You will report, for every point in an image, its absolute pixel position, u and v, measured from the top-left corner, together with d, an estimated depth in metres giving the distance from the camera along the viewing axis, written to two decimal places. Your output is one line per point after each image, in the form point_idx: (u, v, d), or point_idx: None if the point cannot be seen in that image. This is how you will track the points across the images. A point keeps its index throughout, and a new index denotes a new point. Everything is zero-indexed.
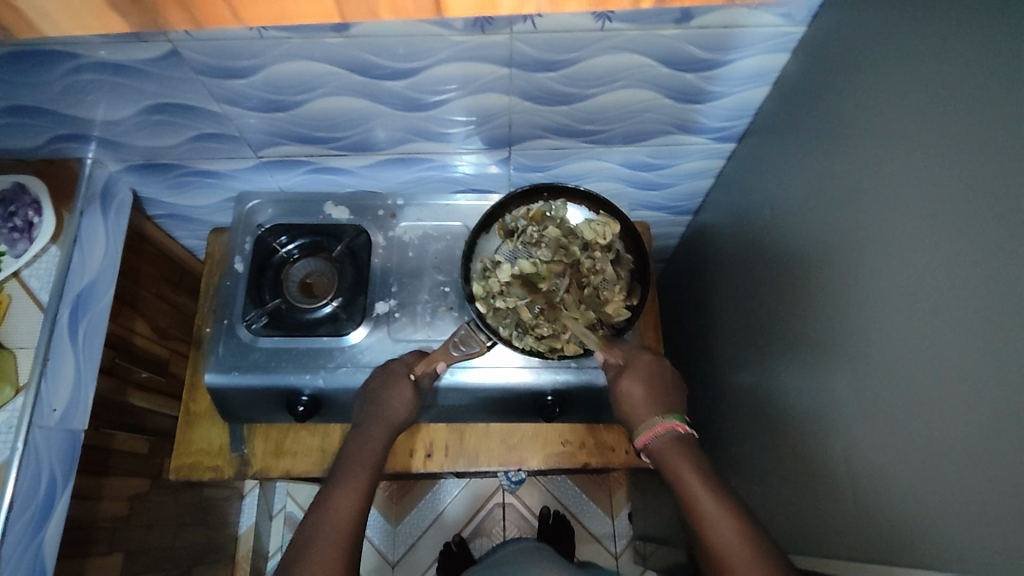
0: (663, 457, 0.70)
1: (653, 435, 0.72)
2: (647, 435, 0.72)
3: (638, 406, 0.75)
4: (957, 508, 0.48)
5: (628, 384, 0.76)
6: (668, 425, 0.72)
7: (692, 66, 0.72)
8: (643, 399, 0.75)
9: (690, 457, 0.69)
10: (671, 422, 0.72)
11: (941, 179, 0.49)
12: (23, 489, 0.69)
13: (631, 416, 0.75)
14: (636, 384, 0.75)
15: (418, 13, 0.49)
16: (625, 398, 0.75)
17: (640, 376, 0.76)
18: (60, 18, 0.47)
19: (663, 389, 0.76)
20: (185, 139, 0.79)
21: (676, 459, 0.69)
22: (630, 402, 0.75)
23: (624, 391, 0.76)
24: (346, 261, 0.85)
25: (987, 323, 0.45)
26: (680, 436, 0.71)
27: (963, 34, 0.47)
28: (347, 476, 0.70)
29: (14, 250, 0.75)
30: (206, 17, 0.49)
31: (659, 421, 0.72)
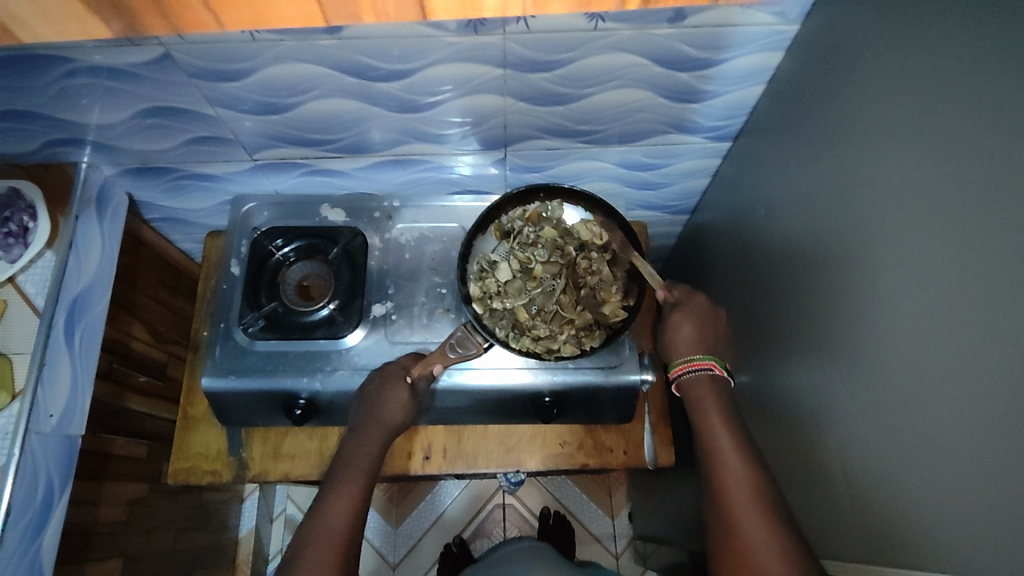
0: (695, 396, 0.70)
1: (690, 369, 0.72)
2: (685, 366, 0.72)
3: (685, 343, 0.74)
4: (953, 504, 0.48)
5: (679, 320, 0.74)
6: (708, 364, 0.71)
7: (687, 65, 0.71)
8: (691, 336, 0.74)
9: (721, 399, 0.69)
10: (711, 362, 0.72)
11: (936, 176, 0.49)
12: (20, 495, 0.69)
13: (673, 351, 0.74)
14: (685, 322, 0.74)
15: (399, 17, 0.48)
16: (673, 332, 0.74)
17: (692, 317, 0.74)
18: (48, 26, 0.45)
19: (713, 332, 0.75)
20: (180, 142, 0.79)
21: (706, 399, 0.70)
22: (676, 338, 0.74)
23: (672, 327, 0.74)
24: (342, 264, 0.84)
25: (983, 319, 0.45)
26: (718, 378, 0.71)
27: (957, 31, 0.47)
28: (342, 481, 0.69)
29: (9, 255, 0.75)
30: (185, 22, 0.46)
31: (699, 358, 0.72)
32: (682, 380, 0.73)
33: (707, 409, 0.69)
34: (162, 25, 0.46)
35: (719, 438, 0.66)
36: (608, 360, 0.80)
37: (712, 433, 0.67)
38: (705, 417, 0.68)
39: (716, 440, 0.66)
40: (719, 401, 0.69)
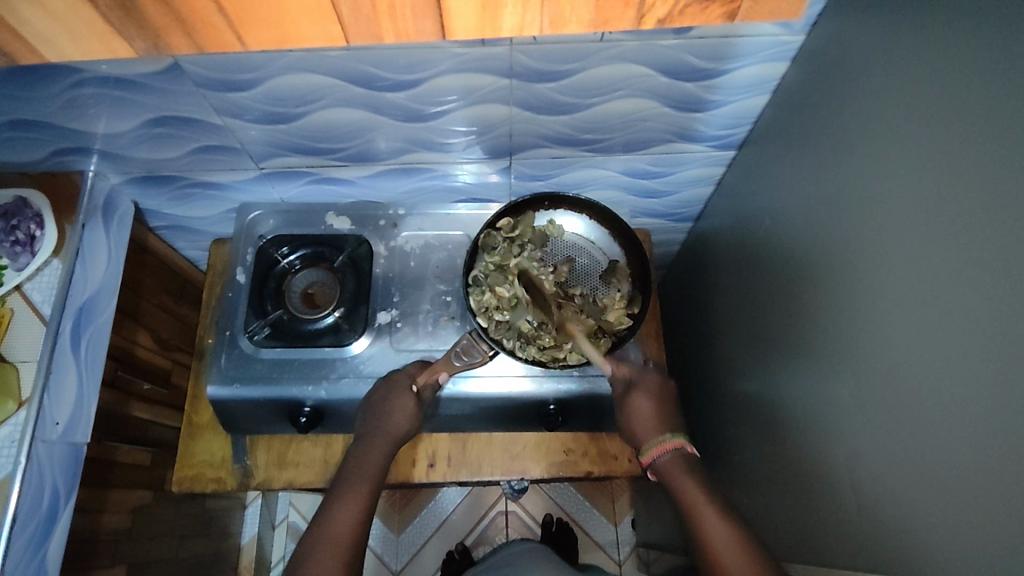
0: (671, 476, 0.71)
1: (659, 452, 0.73)
2: (656, 451, 0.74)
3: (644, 423, 0.76)
4: (953, 513, 0.48)
5: (636, 399, 0.77)
6: (676, 442, 0.73)
7: (692, 75, 0.72)
8: (651, 416, 0.76)
9: (697, 477, 0.70)
10: (678, 440, 0.74)
11: (936, 187, 0.50)
12: (25, 503, 0.69)
13: (638, 435, 0.76)
14: (644, 397, 0.76)
15: (420, 36, 0.51)
16: (632, 414, 0.76)
17: (647, 395, 0.77)
18: (71, 40, 0.49)
19: (670, 410, 0.77)
20: (186, 151, 0.79)
21: (682, 479, 0.70)
22: (638, 418, 0.76)
23: (632, 408, 0.76)
24: (347, 271, 0.85)
25: (982, 331, 0.45)
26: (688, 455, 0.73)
27: (963, 43, 0.48)
28: (347, 489, 0.69)
29: (16, 263, 0.75)
30: (210, 40, 0.50)
31: (666, 440, 0.74)
32: (658, 465, 0.74)
33: (689, 488, 0.69)
34: (185, 43, 0.50)
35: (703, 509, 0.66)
36: None
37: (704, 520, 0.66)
38: (689, 502, 0.68)
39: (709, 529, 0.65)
40: (695, 477, 0.70)
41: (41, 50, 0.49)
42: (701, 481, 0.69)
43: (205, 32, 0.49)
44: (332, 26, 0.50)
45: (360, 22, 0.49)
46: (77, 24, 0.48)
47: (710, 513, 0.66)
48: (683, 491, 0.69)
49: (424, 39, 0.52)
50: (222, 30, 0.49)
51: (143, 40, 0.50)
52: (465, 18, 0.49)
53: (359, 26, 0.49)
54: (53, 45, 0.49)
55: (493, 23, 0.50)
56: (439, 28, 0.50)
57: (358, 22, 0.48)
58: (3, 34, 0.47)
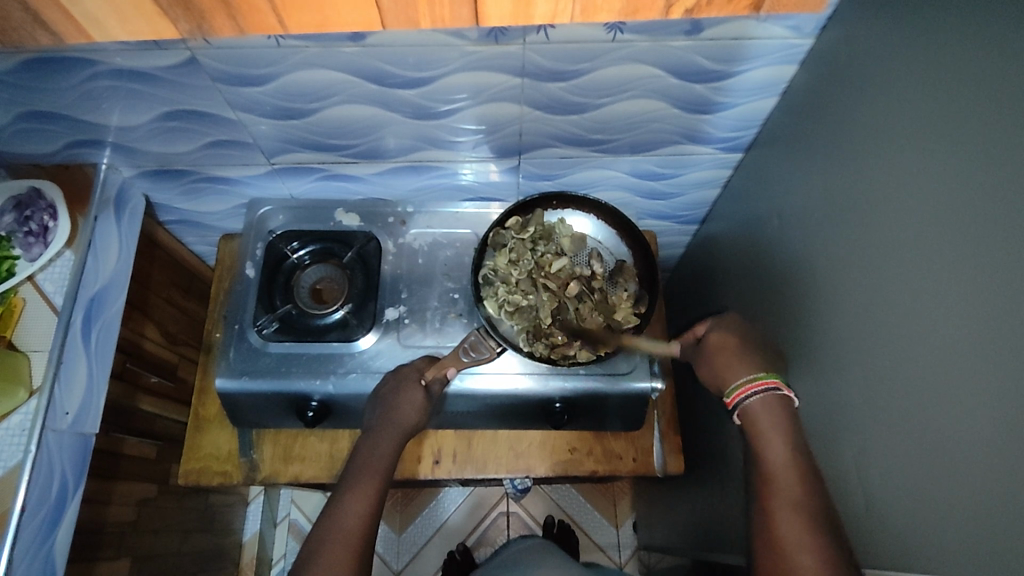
0: (761, 424, 0.67)
1: (755, 391, 0.68)
2: (748, 389, 0.68)
3: (730, 361, 0.73)
4: (958, 506, 0.48)
5: (721, 338, 0.75)
6: (771, 383, 0.68)
7: (702, 76, 0.73)
8: (739, 353, 0.73)
9: (790, 430, 0.66)
10: (775, 382, 0.68)
11: (943, 186, 0.50)
12: (34, 492, 0.69)
13: (721, 372, 0.73)
14: (728, 335, 0.75)
15: (455, 22, 0.56)
16: (718, 353, 0.74)
17: (733, 332, 0.75)
18: (121, 23, 0.54)
19: (755, 348, 0.74)
20: (199, 145, 0.80)
21: (771, 428, 0.66)
22: (723, 357, 0.73)
23: (714, 348, 0.75)
24: (356, 267, 0.85)
25: (985, 327, 0.46)
26: (784, 401, 0.68)
27: (973, 47, 0.48)
28: (357, 481, 0.70)
29: (30, 254, 0.76)
30: (253, 23, 0.55)
31: (765, 377, 0.69)
32: (747, 406, 0.68)
33: (774, 442, 0.65)
34: (229, 26, 0.55)
35: (777, 466, 0.64)
36: (619, 367, 0.81)
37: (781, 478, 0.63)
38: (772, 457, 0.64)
39: (781, 485, 0.63)
40: (784, 430, 0.66)
41: (94, 34, 0.55)
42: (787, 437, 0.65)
43: (249, 15, 0.54)
44: (371, 12, 0.54)
45: (398, 7, 0.53)
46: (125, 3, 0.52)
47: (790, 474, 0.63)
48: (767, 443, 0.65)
49: (460, 25, 0.57)
50: (267, 14, 0.54)
51: (189, 21, 0.54)
52: (499, 5, 0.54)
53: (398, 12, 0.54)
54: (106, 28, 0.54)
55: (526, 10, 0.54)
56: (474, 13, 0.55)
57: (397, 8, 0.53)
58: (61, 19, 0.54)
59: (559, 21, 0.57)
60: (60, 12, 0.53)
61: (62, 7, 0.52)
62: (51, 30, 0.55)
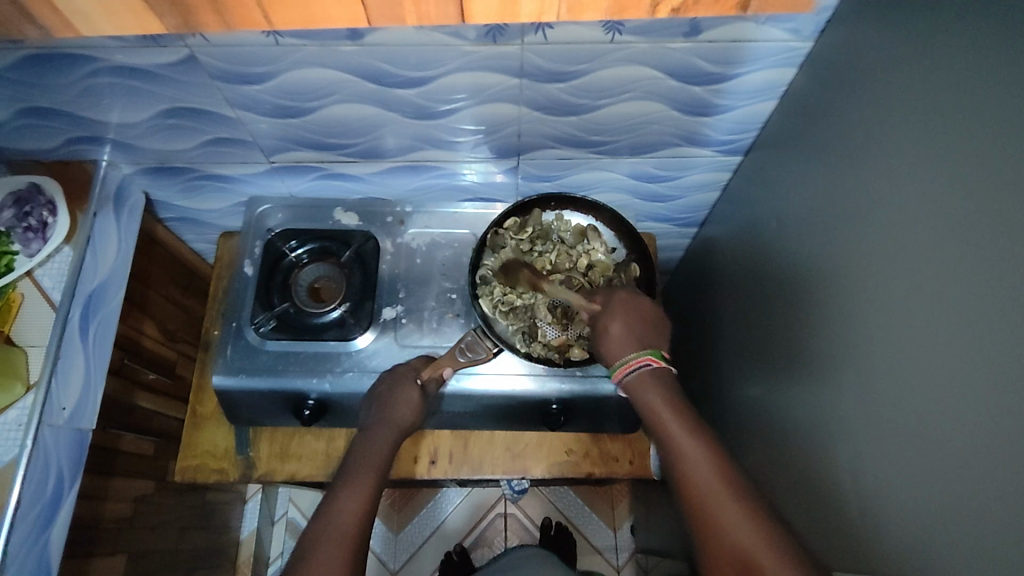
0: (642, 397, 0.67)
1: (628, 371, 0.68)
2: (622, 370, 0.68)
3: (615, 343, 0.69)
4: (954, 512, 0.48)
5: (606, 323, 0.70)
6: (643, 359, 0.68)
7: (701, 78, 0.72)
8: (623, 336, 0.69)
9: (670, 396, 0.66)
10: (646, 357, 0.68)
11: (943, 190, 0.50)
12: (30, 486, 0.69)
13: (606, 353, 0.70)
14: (614, 320, 0.70)
15: (441, 20, 0.55)
16: (604, 337, 0.70)
17: (618, 315, 0.70)
18: (109, 20, 0.54)
19: (645, 325, 0.70)
20: (199, 143, 0.80)
21: (654, 397, 0.66)
22: (609, 341, 0.70)
23: (603, 331, 0.70)
24: (354, 266, 0.86)
25: (984, 332, 0.46)
26: (659, 372, 0.68)
27: (972, 51, 0.48)
28: (352, 479, 0.70)
29: (28, 250, 0.76)
30: (240, 19, 0.55)
31: (634, 356, 0.68)
32: (627, 384, 0.69)
33: (659, 410, 0.65)
34: (216, 21, 0.56)
35: (671, 431, 0.63)
36: None
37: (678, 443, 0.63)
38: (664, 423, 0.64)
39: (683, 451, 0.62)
40: (667, 396, 0.66)
41: (86, 30, 0.55)
42: (671, 401, 0.65)
43: (235, 12, 0.54)
44: (356, 8, 0.54)
45: (384, 6, 0.54)
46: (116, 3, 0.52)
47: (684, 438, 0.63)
48: (654, 412, 0.65)
49: (444, 22, 0.56)
50: (252, 10, 0.54)
51: (175, 16, 0.54)
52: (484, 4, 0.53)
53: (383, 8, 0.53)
54: (95, 23, 0.54)
55: (513, 9, 0.54)
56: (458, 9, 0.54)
57: (382, 7, 0.53)
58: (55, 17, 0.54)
59: (545, 20, 0.57)
60: (45, 5, 0.52)
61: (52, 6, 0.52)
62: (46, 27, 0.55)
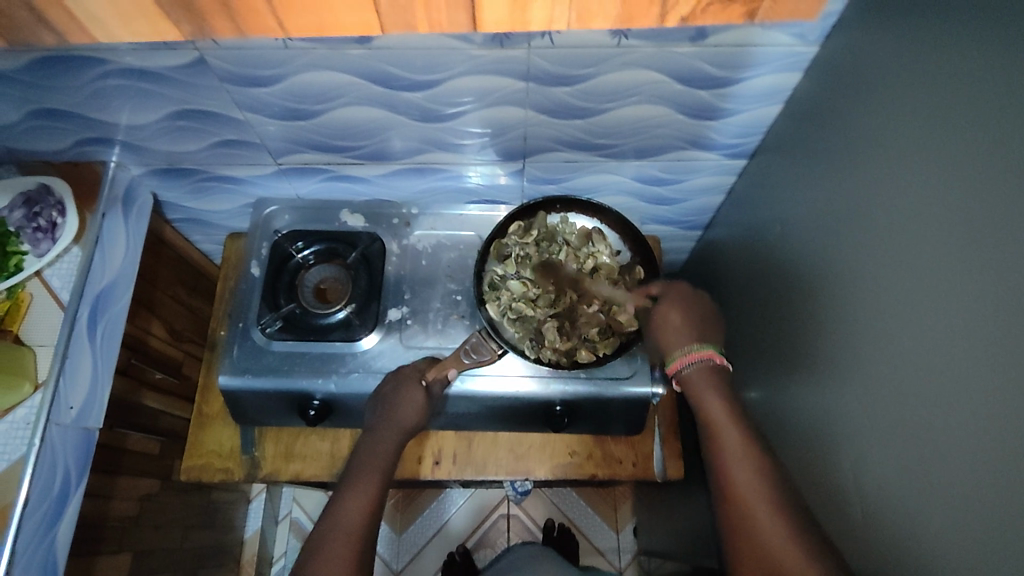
0: (695, 388, 0.70)
1: (687, 361, 0.72)
2: (681, 360, 0.72)
3: (674, 333, 0.74)
4: (955, 516, 0.48)
5: (665, 312, 0.75)
6: (707, 354, 0.71)
7: (706, 82, 0.73)
8: (681, 326, 0.74)
9: (725, 390, 0.70)
10: (708, 351, 0.72)
11: (946, 197, 0.50)
12: (38, 484, 0.70)
13: (664, 342, 0.75)
14: (673, 310, 0.75)
15: (451, 27, 0.57)
16: (662, 327, 0.75)
17: (677, 305, 0.75)
18: (123, 25, 0.55)
19: (701, 318, 0.75)
20: (206, 145, 0.81)
21: (706, 388, 0.70)
22: (667, 329, 0.75)
23: (660, 320, 0.75)
24: (360, 267, 0.86)
25: (985, 337, 0.46)
26: (716, 366, 0.71)
27: (976, 58, 0.48)
28: (358, 479, 0.70)
29: (38, 250, 0.77)
30: (252, 25, 0.56)
31: (697, 349, 0.72)
32: (684, 375, 0.72)
33: (710, 400, 0.69)
34: (229, 28, 0.56)
35: (717, 422, 0.68)
36: (620, 371, 0.81)
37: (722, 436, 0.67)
38: (711, 416, 0.68)
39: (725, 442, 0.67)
40: (720, 390, 0.69)
41: (97, 33, 0.56)
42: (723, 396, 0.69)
43: (248, 18, 0.55)
44: (368, 15, 0.55)
45: (396, 12, 0.55)
46: (132, 8, 0.53)
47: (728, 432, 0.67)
48: (704, 404, 0.69)
49: (456, 29, 0.57)
50: (265, 17, 0.55)
51: (190, 22, 0.55)
52: (496, 10, 0.54)
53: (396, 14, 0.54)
54: (109, 28, 0.55)
55: (523, 16, 0.55)
56: (471, 17, 0.55)
57: (395, 12, 0.54)
58: (67, 21, 0.54)
59: (556, 28, 0.57)
60: (58, 8, 0.53)
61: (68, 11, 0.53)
62: (58, 31, 0.55)
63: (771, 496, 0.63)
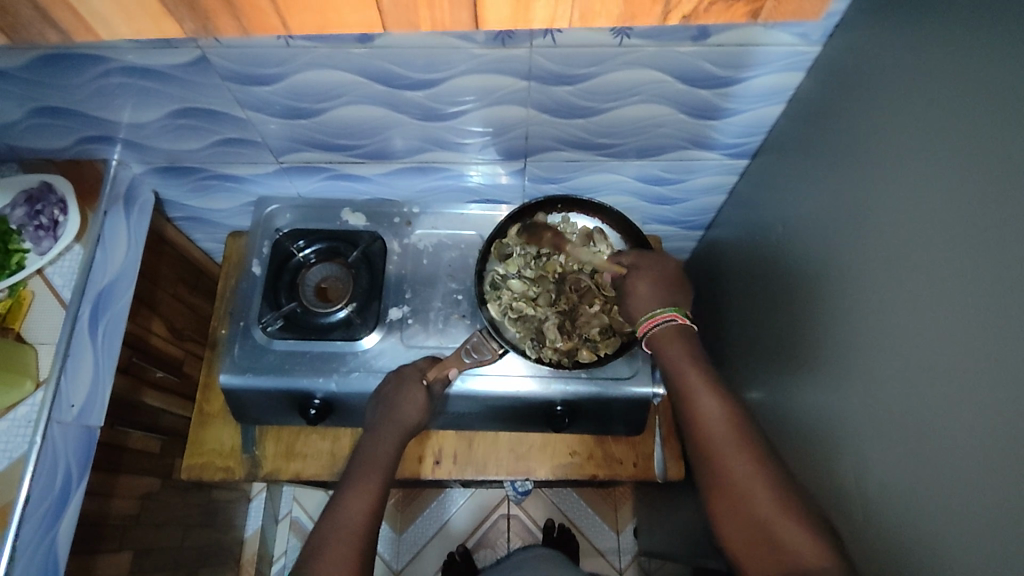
0: (666, 351, 0.69)
1: (652, 326, 0.71)
2: (646, 325, 0.71)
3: (642, 300, 0.72)
4: (956, 518, 0.48)
5: (635, 280, 0.73)
6: (670, 315, 0.70)
7: (708, 82, 0.73)
8: (649, 293, 0.72)
9: (693, 354, 0.68)
10: (671, 313, 0.70)
11: (948, 197, 0.50)
12: (39, 483, 0.70)
13: (632, 309, 0.73)
14: (642, 278, 0.73)
15: (455, 26, 0.56)
16: (630, 295, 0.73)
17: (646, 274, 0.73)
18: (127, 23, 0.55)
19: (670, 282, 0.73)
20: (208, 143, 0.81)
21: (676, 352, 0.68)
22: (636, 298, 0.73)
23: (630, 289, 0.74)
24: (361, 266, 0.86)
25: (988, 338, 0.46)
26: (682, 328, 0.70)
27: (979, 58, 0.48)
28: (359, 478, 0.70)
29: (39, 248, 0.77)
30: (256, 24, 0.56)
31: (659, 312, 0.71)
32: (651, 339, 0.71)
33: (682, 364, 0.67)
34: (232, 26, 0.56)
35: (691, 383, 0.66)
36: (622, 371, 0.81)
37: (698, 399, 0.66)
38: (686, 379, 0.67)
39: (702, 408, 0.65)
40: (690, 352, 0.68)
41: (99, 30, 0.56)
42: (693, 356, 0.68)
43: (251, 16, 0.55)
44: (371, 13, 0.55)
45: (399, 11, 0.54)
46: (136, 7, 0.53)
47: (704, 393, 0.66)
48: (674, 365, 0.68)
49: (460, 28, 0.57)
50: (269, 15, 0.55)
51: (194, 21, 0.55)
52: (498, 9, 0.54)
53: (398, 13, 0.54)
54: (111, 27, 0.55)
55: (525, 15, 0.55)
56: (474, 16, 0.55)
57: (397, 11, 0.54)
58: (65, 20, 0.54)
59: (559, 26, 0.57)
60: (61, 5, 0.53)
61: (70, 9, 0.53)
62: (60, 29, 0.56)
63: (752, 455, 0.62)
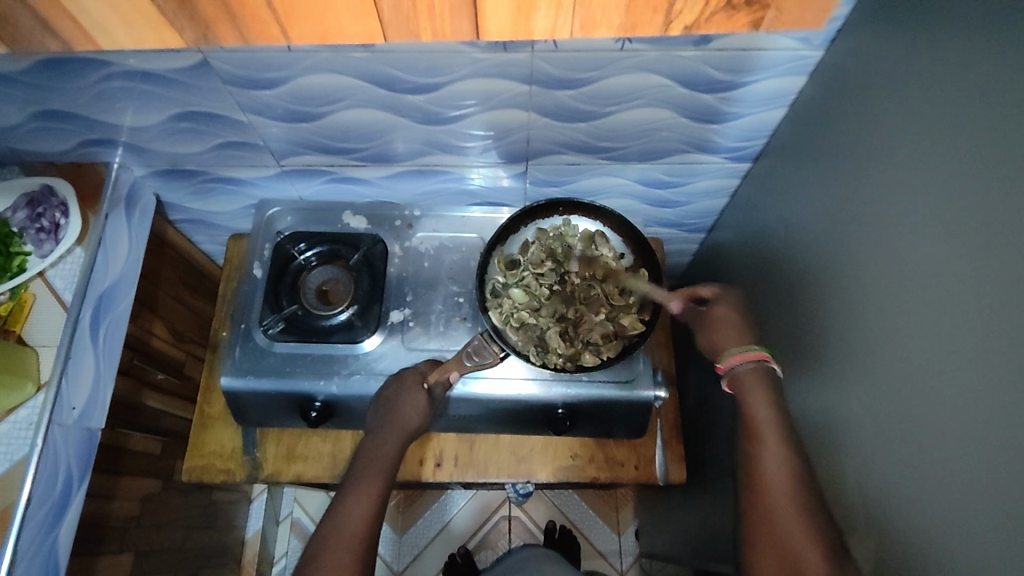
0: (744, 389, 0.69)
1: (741, 361, 0.71)
2: (737, 358, 0.71)
3: (728, 334, 0.74)
4: (958, 527, 0.48)
5: (722, 315, 0.75)
6: (759, 354, 0.71)
7: (710, 86, 0.73)
8: (737, 329, 0.74)
9: (770, 392, 0.69)
10: (762, 353, 0.71)
11: (950, 203, 0.50)
12: (40, 485, 0.70)
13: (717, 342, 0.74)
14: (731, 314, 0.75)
15: (455, 35, 0.58)
16: (716, 327, 0.75)
17: (734, 311, 0.76)
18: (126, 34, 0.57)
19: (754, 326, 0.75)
20: (209, 146, 0.81)
21: (755, 392, 0.69)
22: (719, 330, 0.75)
23: (717, 323, 0.75)
24: (362, 269, 0.86)
25: (991, 346, 0.45)
26: (767, 370, 0.70)
27: (983, 65, 0.48)
28: (360, 482, 0.70)
29: (40, 250, 0.77)
30: (257, 33, 0.57)
31: (751, 349, 0.71)
32: (734, 373, 0.71)
33: (757, 404, 0.68)
34: (233, 35, 0.57)
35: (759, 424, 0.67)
36: (622, 375, 0.81)
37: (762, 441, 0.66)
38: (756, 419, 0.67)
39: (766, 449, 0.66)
40: (768, 394, 0.68)
41: (99, 33, 0.56)
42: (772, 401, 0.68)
43: (252, 26, 0.56)
44: (372, 22, 0.56)
45: (399, 21, 0.56)
46: (135, 17, 0.55)
47: (770, 437, 0.66)
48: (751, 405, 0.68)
49: (461, 38, 0.58)
50: (269, 24, 0.56)
51: (194, 30, 0.56)
52: (498, 18, 0.56)
53: (400, 25, 0.56)
54: (111, 36, 0.56)
55: (526, 24, 0.57)
56: (474, 26, 0.57)
57: (399, 21, 0.55)
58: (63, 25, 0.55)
59: (559, 36, 0.59)
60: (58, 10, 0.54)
61: (71, 13, 0.54)
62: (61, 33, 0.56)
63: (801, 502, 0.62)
